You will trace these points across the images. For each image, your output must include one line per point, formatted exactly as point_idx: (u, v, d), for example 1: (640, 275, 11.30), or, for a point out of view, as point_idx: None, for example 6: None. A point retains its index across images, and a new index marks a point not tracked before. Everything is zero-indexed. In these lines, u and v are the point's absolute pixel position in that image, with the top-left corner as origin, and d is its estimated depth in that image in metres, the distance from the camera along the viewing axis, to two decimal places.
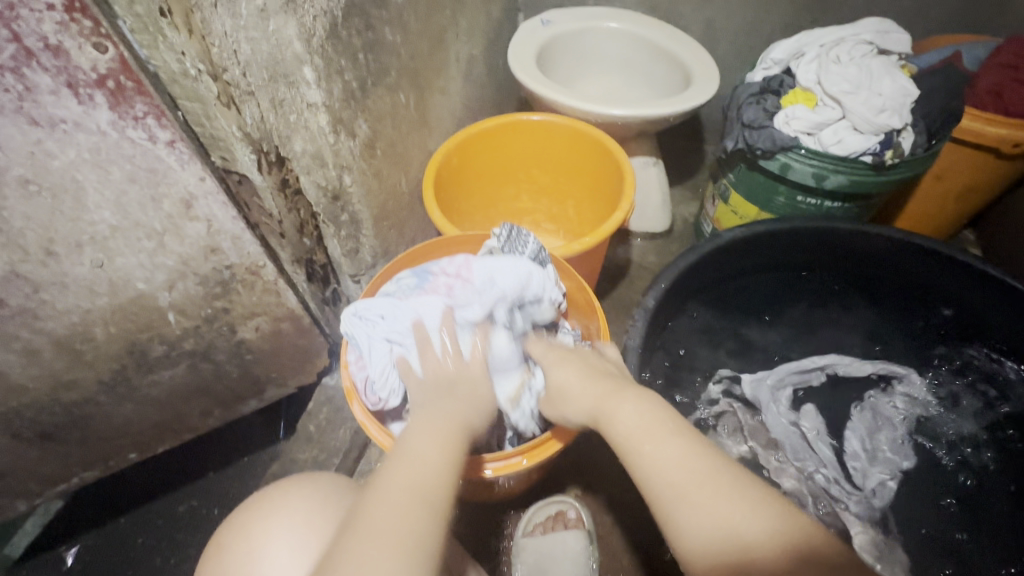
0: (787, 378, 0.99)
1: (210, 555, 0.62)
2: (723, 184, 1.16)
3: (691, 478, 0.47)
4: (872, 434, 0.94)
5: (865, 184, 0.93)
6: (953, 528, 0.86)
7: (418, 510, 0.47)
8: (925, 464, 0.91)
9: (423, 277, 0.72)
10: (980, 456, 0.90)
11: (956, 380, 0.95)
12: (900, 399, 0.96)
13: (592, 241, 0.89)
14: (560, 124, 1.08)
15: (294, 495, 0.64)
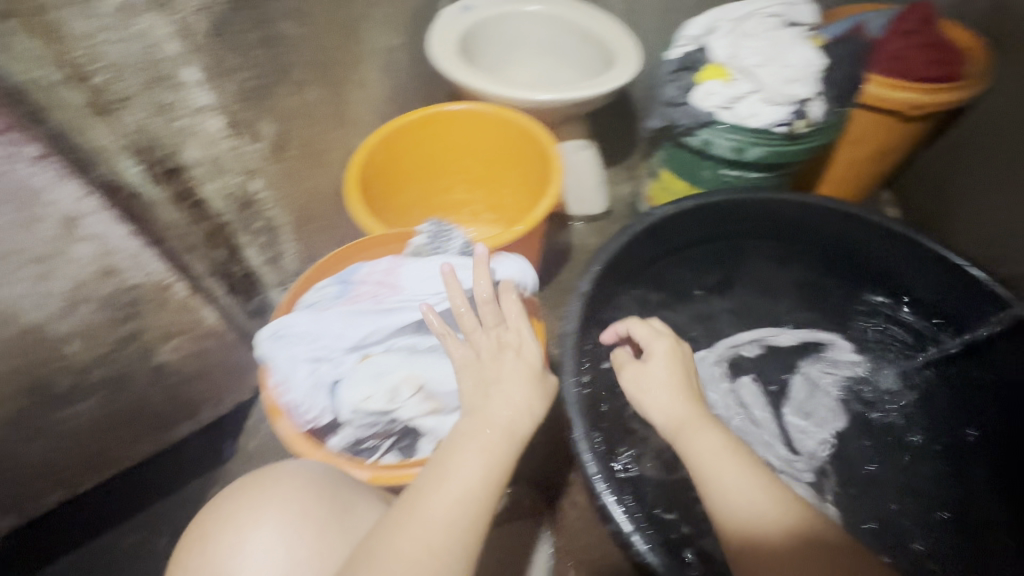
0: (724, 353, 1.04)
1: (191, 543, 0.54)
2: (654, 162, 1.17)
3: (740, 486, 0.57)
4: (807, 399, 0.97)
5: (782, 154, 0.96)
6: (885, 496, 0.88)
7: (474, 502, 0.51)
8: (856, 427, 0.95)
9: (345, 285, 0.68)
10: (904, 417, 0.94)
11: (881, 345, 1.00)
12: (830, 366, 1.00)
13: (522, 231, 0.89)
14: (486, 113, 1.07)
15: (290, 487, 0.56)
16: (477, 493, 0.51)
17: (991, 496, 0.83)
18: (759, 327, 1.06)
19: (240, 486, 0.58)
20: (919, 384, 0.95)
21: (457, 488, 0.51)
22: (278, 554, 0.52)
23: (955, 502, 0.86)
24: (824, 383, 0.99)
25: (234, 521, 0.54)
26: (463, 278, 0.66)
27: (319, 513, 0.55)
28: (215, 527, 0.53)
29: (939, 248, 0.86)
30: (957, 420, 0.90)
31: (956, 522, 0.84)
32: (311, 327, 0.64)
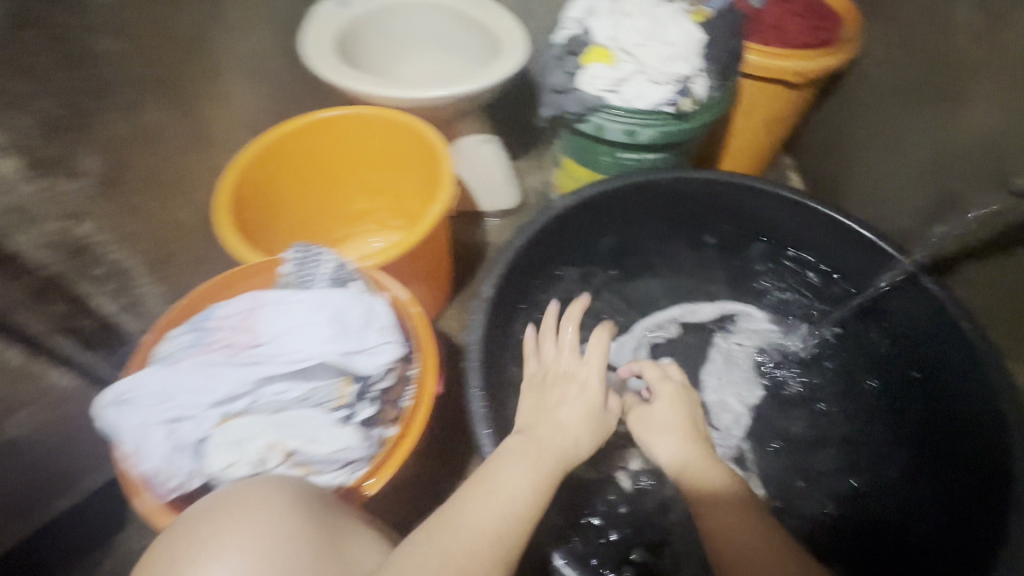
0: (644, 337, 1.03)
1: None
2: (556, 151, 1.14)
3: (737, 512, 0.60)
4: (726, 372, 0.99)
5: (674, 134, 0.94)
6: (795, 467, 0.90)
7: (517, 517, 0.51)
8: (770, 398, 0.97)
9: (202, 331, 0.60)
10: (812, 376, 0.97)
11: (786, 310, 1.02)
12: (743, 337, 1.02)
13: (414, 240, 0.84)
14: (371, 115, 1.00)
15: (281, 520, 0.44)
16: (520, 515, 0.51)
17: (892, 449, 0.87)
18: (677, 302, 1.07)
19: (203, 515, 0.45)
20: (821, 344, 0.99)
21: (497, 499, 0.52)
22: None
23: (864, 466, 0.88)
24: (739, 354, 1.01)
25: (204, 545, 0.41)
26: (331, 307, 0.60)
27: (313, 534, 0.44)
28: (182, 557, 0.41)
29: (824, 209, 0.88)
30: (858, 374, 0.95)
31: (864, 488, 0.87)
32: (164, 386, 0.56)
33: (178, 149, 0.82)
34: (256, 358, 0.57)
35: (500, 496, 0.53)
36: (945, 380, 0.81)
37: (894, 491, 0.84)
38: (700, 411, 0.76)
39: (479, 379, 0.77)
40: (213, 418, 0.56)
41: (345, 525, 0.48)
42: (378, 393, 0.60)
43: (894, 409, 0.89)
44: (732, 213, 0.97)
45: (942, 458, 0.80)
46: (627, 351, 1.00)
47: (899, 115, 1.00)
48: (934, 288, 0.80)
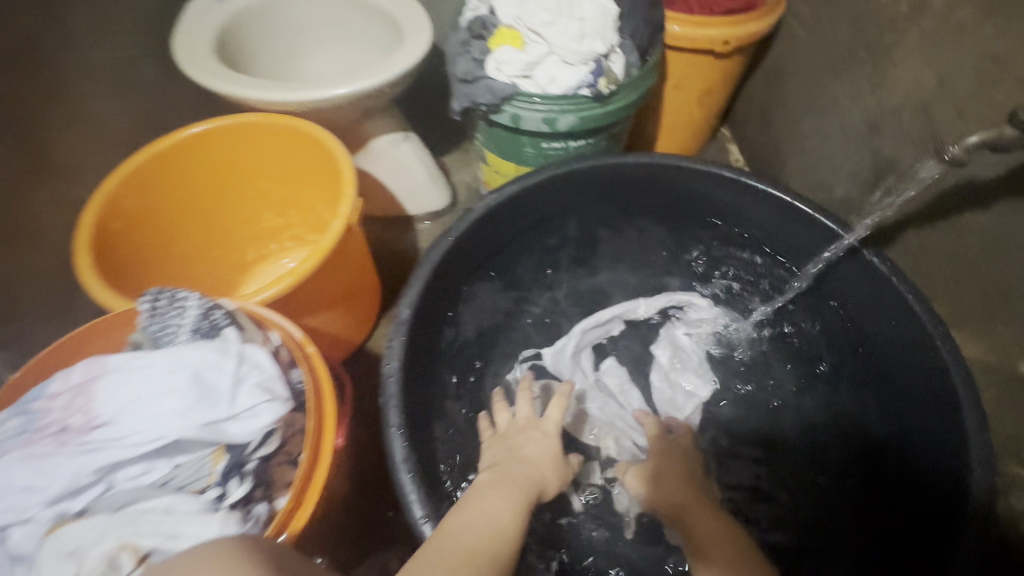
0: (585, 339, 0.95)
1: None
2: (478, 145, 1.05)
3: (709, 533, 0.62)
4: (675, 369, 0.92)
5: (596, 119, 0.86)
6: (755, 459, 0.86)
7: (494, 536, 0.54)
8: (722, 391, 0.91)
9: (31, 414, 0.49)
10: (764, 365, 0.93)
11: (732, 294, 0.97)
12: (691, 328, 0.96)
13: (313, 264, 0.73)
14: (257, 122, 0.87)
15: None
16: (501, 535, 0.55)
17: (850, 435, 0.84)
18: (619, 303, 0.99)
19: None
20: (770, 331, 0.94)
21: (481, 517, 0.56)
22: None
23: (825, 458, 0.84)
24: (687, 345, 0.95)
25: None
26: (190, 366, 0.50)
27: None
28: None
29: (762, 186, 0.83)
30: (810, 359, 0.91)
31: (830, 482, 0.82)
32: None
33: (6, 189, 0.76)
34: (100, 441, 0.47)
35: (486, 516, 0.56)
36: (897, 358, 0.78)
37: (855, 482, 0.81)
38: (698, 468, 0.77)
39: (399, 415, 0.68)
40: (46, 524, 0.45)
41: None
42: (257, 462, 0.51)
43: (848, 395, 0.86)
44: (670, 197, 0.91)
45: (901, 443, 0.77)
46: (569, 358, 0.93)
47: (828, 78, 0.94)
48: (877, 260, 0.76)
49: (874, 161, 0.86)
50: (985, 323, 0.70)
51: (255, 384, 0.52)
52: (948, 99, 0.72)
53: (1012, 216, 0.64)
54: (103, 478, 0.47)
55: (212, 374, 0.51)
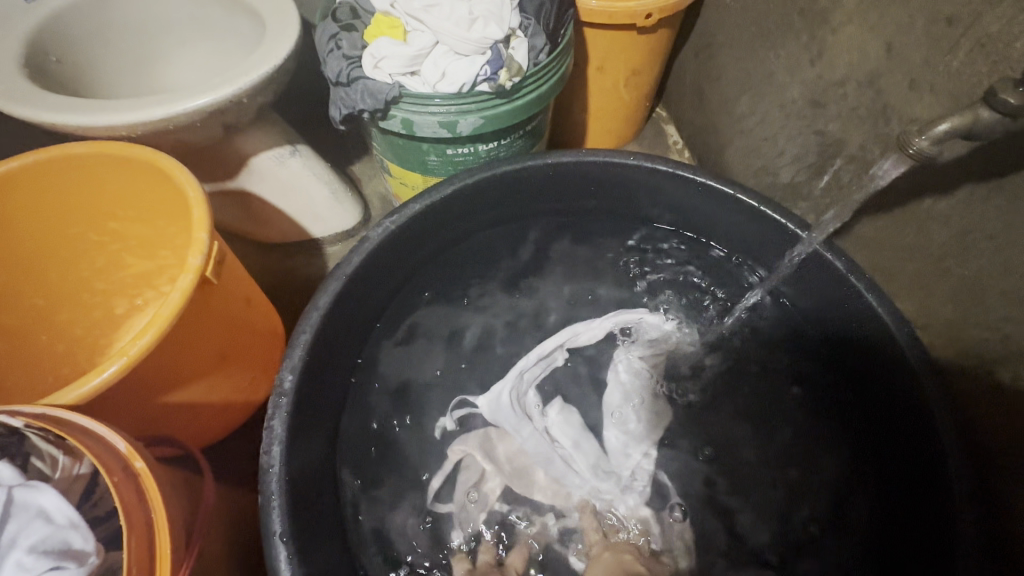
0: (525, 380, 0.81)
1: None
2: (377, 156, 0.90)
3: None
4: (628, 400, 0.80)
5: (501, 118, 0.73)
6: (729, 477, 0.75)
7: None
8: (684, 418, 0.79)
9: None
10: (728, 388, 0.80)
11: (681, 299, 0.86)
12: (642, 347, 0.84)
13: (154, 338, 0.57)
14: (82, 154, 0.70)
15: None
16: None
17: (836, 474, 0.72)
18: (563, 335, 0.85)
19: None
20: (731, 345, 0.83)
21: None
22: None
23: (819, 494, 0.71)
24: (638, 370, 0.83)
25: None
26: None
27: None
28: None
29: (702, 179, 0.73)
30: (780, 382, 0.79)
31: (826, 539, 0.69)
32: None
33: None
34: None
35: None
36: (876, 378, 0.67)
37: (849, 536, 0.68)
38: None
39: (283, 519, 0.54)
40: None
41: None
42: None
43: (827, 427, 0.74)
44: (604, 190, 0.81)
45: (891, 484, 0.67)
46: (511, 406, 0.79)
47: (764, 50, 0.84)
48: (831, 256, 0.67)
49: (820, 142, 0.76)
50: (957, 323, 0.61)
51: (34, 541, 0.38)
52: (899, 70, 0.62)
53: (981, 204, 0.55)
54: None
55: None
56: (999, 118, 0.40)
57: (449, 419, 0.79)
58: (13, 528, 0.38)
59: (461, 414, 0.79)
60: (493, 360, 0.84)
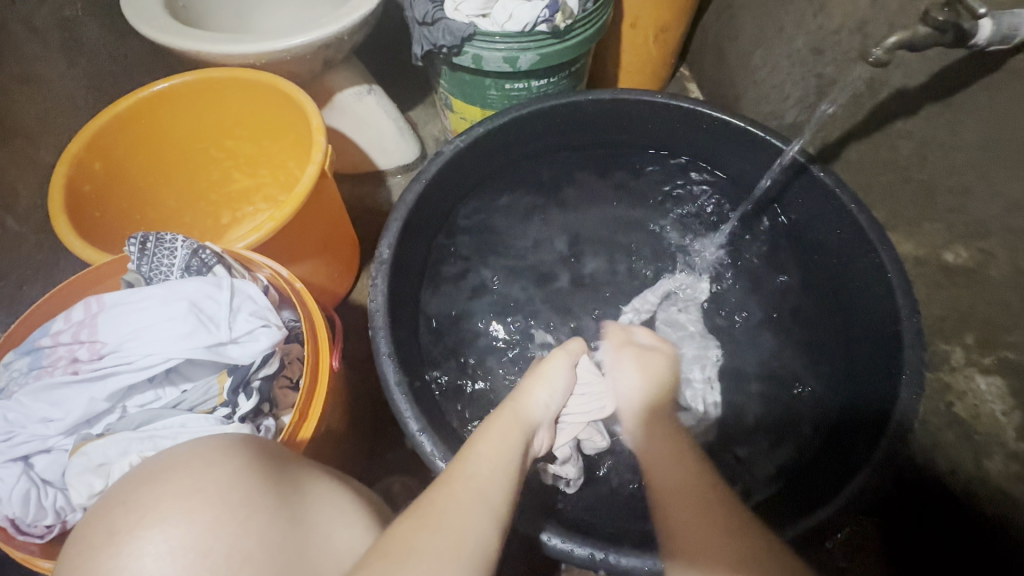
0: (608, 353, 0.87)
1: (103, 544, 0.39)
2: (441, 92, 1.06)
3: (675, 485, 0.58)
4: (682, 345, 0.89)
5: (554, 55, 0.89)
6: (740, 363, 0.89)
7: (489, 502, 0.49)
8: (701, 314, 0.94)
9: (35, 354, 0.52)
10: (739, 291, 0.94)
11: (707, 226, 0.98)
12: (688, 306, 0.93)
13: (290, 211, 0.75)
14: (221, 77, 0.87)
15: (195, 475, 0.43)
16: (489, 498, 0.49)
17: (822, 352, 0.86)
18: (603, 259, 0.98)
19: (135, 486, 0.43)
20: (737, 247, 0.97)
21: (470, 490, 0.49)
22: (181, 527, 0.39)
23: (804, 364, 0.87)
24: (689, 324, 0.91)
25: (154, 506, 0.41)
26: (187, 297, 0.53)
27: (272, 498, 0.43)
28: (148, 501, 0.41)
29: (717, 114, 0.86)
30: (778, 281, 0.93)
31: (801, 405, 0.84)
32: (7, 428, 0.50)
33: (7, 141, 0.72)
34: (113, 374, 0.51)
35: (470, 480, 0.50)
36: (852, 267, 0.81)
37: (821, 393, 0.83)
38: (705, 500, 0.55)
39: (388, 343, 0.71)
40: (68, 449, 0.50)
41: (308, 483, 0.48)
42: (261, 381, 0.54)
43: (816, 315, 0.88)
44: (637, 119, 0.92)
45: (852, 353, 0.81)
46: None
47: (778, 7, 0.98)
48: (822, 174, 0.80)
49: (819, 83, 0.91)
50: (918, 222, 0.77)
51: (251, 307, 0.55)
52: (882, 15, 0.77)
53: (936, 119, 0.71)
54: (117, 405, 0.52)
55: (207, 304, 0.54)
56: (931, 32, 0.55)
57: (509, 315, 0.93)
58: (236, 299, 0.55)
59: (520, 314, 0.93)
60: (541, 263, 0.97)
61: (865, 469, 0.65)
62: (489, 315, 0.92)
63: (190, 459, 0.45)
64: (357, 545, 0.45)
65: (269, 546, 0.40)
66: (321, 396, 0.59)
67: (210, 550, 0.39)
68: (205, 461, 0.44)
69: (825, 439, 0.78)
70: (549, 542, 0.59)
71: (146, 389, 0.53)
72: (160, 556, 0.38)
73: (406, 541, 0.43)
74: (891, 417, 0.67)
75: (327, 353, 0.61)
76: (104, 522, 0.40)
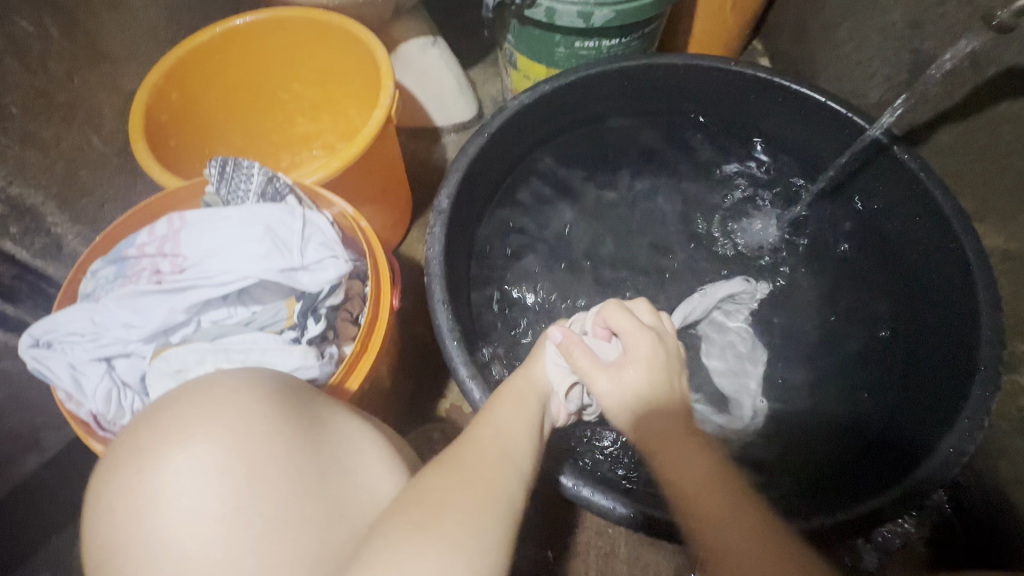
0: None
1: (129, 463, 0.41)
2: (507, 48, 1.04)
3: (695, 483, 0.52)
4: (727, 346, 0.87)
5: (631, 12, 0.86)
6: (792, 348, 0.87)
7: (515, 464, 0.49)
8: (764, 297, 0.91)
9: (119, 263, 0.54)
10: (799, 274, 0.92)
11: (773, 199, 0.95)
12: (734, 311, 0.90)
13: (356, 153, 0.75)
14: (294, 17, 0.87)
15: (216, 399, 0.44)
16: (518, 462, 0.49)
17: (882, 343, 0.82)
18: (659, 232, 0.96)
19: (162, 407, 0.44)
20: (801, 226, 0.93)
21: (499, 450, 0.49)
22: (208, 450, 0.41)
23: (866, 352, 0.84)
24: (734, 329, 0.89)
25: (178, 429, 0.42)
26: (263, 221, 0.54)
27: (296, 426, 0.45)
28: (168, 423, 0.43)
29: (797, 87, 0.81)
30: (846, 268, 0.89)
31: (860, 396, 0.81)
32: (89, 327, 0.52)
33: (98, 64, 0.74)
34: (191, 289, 0.53)
35: (497, 444, 0.50)
36: (926, 257, 0.77)
37: (879, 388, 0.80)
38: (716, 516, 0.50)
39: (443, 290, 0.71)
40: (147, 355, 0.53)
41: (331, 420, 0.49)
42: (328, 309, 0.56)
43: (883, 307, 0.84)
44: (710, 86, 0.88)
45: (927, 345, 0.76)
46: None
47: None
48: (907, 157, 0.75)
49: (913, 60, 0.86)
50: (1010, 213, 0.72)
51: (321, 239, 0.56)
52: None
53: None
54: (193, 318, 0.54)
55: (281, 231, 0.55)
56: None
57: (559, 278, 0.92)
58: (310, 229, 0.56)
59: (570, 279, 0.92)
60: (594, 228, 0.96)
61: (932, 460, 0.62)
62: (540, 277, 0.92)
63: (219, 383, 0.46)
64: (377, 484, 0.46)
65: (295, 470, 0.42)
66: (380, 335, 0.60)
67: (230, 476, 0.40)
68: (225, 392, 0.45)
69: (886, 427, 0.76)
70: (571, 487, 0.60)
71: (218, 308, 0.55)
72: (186, 475, 0.40)
73: (440, 494, 0.43)
74: (960, 412, 0.64)
75: (387, 293, 0.61)
76: (131, 440, 0.42)
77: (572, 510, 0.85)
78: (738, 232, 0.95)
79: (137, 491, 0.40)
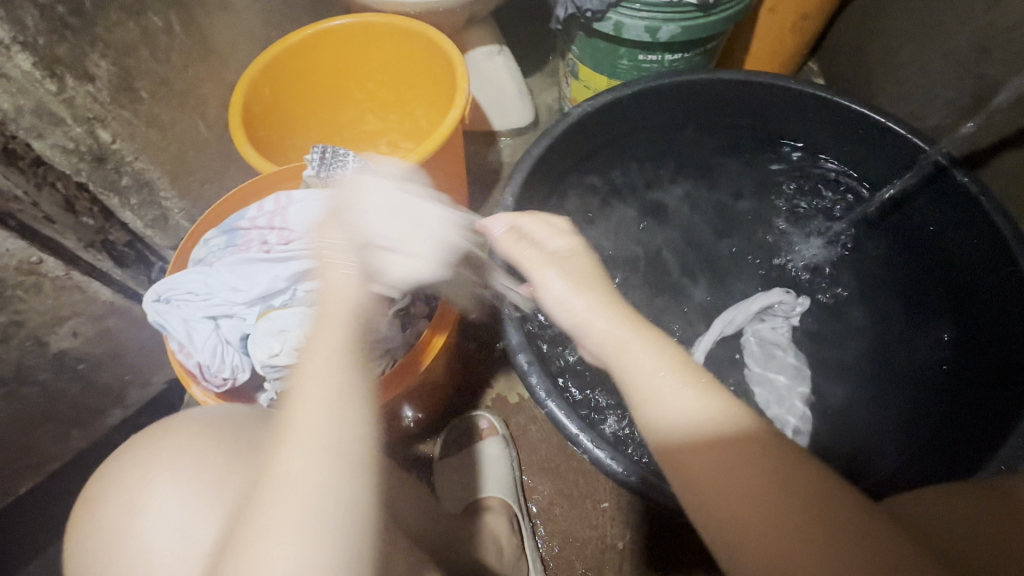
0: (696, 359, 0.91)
1: (85, 513, 0.48)
2: (570, 59, 1.09)
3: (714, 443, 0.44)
4: (771, 357, 0.90)
5: (695, 29, 0.90)
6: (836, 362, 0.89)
7: (349, 447, 0.43)
8: (809, 313, 0.94)
9: (231, 233, 0.62)
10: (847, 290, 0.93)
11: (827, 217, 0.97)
12: (778, 322, 0.93)
13: (431, 151, 0.81)
14: (378, 23, 0.94)
15: (155, 448, 0.49)
16: (345, 442, 0.43)
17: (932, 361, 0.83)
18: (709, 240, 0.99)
19: (113, 460, 0.50)
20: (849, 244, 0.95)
21: (303, 431, 0.42)
22: (148, 501, 0.46)
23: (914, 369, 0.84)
24: (777, 340, 0.92)
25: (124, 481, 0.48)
26: None
27: (226, 457, 0.49)
28: (114, 475, 0.48)
29: (857, 107, 0.83)
30: (898, 288, 0.90)
31: (906, 413, 0.81)
32: (201, 288, 0.59)
33: (209, 57, 0.82)
34: (292, 260, 0.59)
35: (303, 429, 0.42)
36: (980, 281, 0.77)
37: (929, 408, 0.80)
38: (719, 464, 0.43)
39: None
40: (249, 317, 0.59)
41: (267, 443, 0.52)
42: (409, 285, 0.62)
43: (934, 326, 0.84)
44: (769, 102, 0.90)
45: (987, 368, 0.75)
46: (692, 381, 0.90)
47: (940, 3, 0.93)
48: (964, 179, 0.76)
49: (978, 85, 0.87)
50: None
51: None
52: None
53: None
54: (291, 287, 0.60)
55: None
56: None
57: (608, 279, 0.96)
58: None
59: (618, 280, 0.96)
60: (642, 232, 1.00)
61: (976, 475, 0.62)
62: None
63: (167, 430, 0.51)
64: None
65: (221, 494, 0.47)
66: None
67: (171, 521, 0.46)
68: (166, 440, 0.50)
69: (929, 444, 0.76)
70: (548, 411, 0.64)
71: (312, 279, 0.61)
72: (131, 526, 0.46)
73: (268, 512, 0.39)
74: (1016, 430, 0.64)
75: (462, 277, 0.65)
76: (90, 491, 0.49)
77: (607, 500, 0.88)
78: (784, 247, 0.99)
79: (99, 532, 0.47)
